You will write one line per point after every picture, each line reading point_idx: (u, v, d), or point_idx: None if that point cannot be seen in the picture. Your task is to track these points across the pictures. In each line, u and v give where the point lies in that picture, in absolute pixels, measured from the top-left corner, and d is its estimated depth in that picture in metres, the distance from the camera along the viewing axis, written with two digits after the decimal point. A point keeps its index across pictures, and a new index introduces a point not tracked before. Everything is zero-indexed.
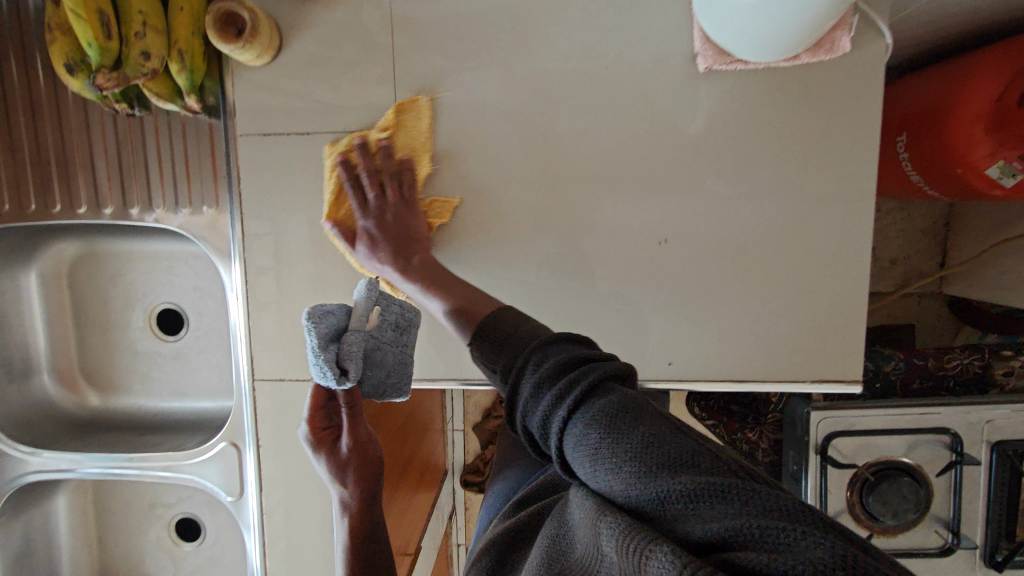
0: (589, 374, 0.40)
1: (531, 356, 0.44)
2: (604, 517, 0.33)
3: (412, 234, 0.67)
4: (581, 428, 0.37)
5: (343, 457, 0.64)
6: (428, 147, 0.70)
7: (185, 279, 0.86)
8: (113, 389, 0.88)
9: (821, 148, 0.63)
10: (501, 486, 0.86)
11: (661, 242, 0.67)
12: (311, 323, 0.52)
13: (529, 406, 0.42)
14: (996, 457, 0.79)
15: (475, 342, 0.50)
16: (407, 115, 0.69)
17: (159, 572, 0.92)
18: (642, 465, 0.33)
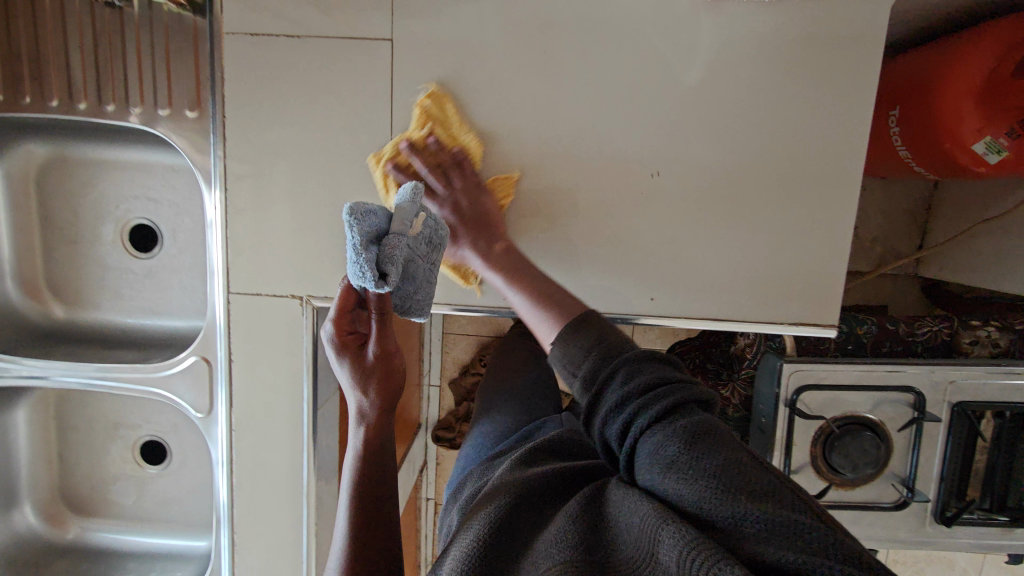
0: (673, 395, 0.44)
1: (619, 368, 0.47)
2: (667, 521, 0.37)
3: (489, 220, 0.67)
4: (663, 438, 0.42)
5: (369, 365, 0.63)
6: (467, 129, 0.68)
7: (161, 194, 0.83)
8: (80, 304, 0.85)
9: (816, 88, 0.64)
10: (484, 428, 0.96)
11: (653, 174, 0.67)
12: (353, 219, 0.52)
13: (609, 414, 0.46)
14: (955, 416, 0.82)
15: (564, 337, 0.52)
16: (438, 107, 0.67)
17: (120, 494, 0.91)
18: (721, 484, 0.37)
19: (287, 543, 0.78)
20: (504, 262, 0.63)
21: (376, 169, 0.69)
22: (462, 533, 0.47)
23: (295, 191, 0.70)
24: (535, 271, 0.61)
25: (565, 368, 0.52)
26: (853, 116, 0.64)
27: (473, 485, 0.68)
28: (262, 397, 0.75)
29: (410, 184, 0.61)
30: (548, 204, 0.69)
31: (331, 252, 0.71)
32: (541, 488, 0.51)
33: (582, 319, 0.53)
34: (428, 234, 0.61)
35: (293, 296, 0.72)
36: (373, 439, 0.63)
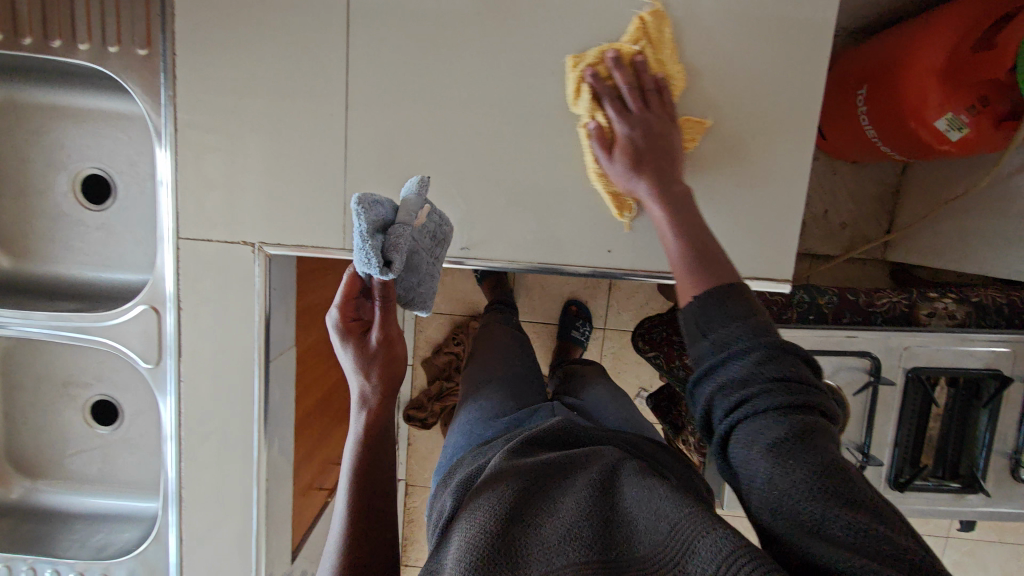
0: (795, 389, 0.43)
1: (750, 344, 0.45)
2: (709, 529, 0.40)
3: (670, 158, 0.62)
4: (764, 423, 0.42)
5: (371, 348, 0.61)
6: (681, 71, 0.65)
7: (115, 143, 0.80)
8: (29, 255, 0.83)
9: (772, 41, 0.64)
10: (469, 414, 0.94)
11: (612, 124, 0.67)
12: (360, 207, 0.49)
13: (719, 387, 0.46)
14: (909, 380, 0.84)
15: (714, 299, 0.49)
16: (654, 31, 0.64)
17: (68, 455, 0.88)
18: (815, 486, 0.38)
19: (238, 499, 0.76)
20: (680, 204, 0.58)
21: (571, 72, 0.66)
22: (468, 512, 0.48)
23: (247, 135, 0.68)
24: (706, 231, 0.56)
25: (696, 330, 0.50)
26: (809, 72, 0.65)
27: (464, 469, 0.67)
28: (211, 346, 0.73)
29: (415, 175, 0.57)
30: (506, 152, 0.68)
31: (285, 199, 0.70)
32: (548, 473, 0.52)
33: (734, 292, 0.49)
34: (433, 227, 0.59)
35: (244, 243, 0.70)
36: (374, 423, 0.62)
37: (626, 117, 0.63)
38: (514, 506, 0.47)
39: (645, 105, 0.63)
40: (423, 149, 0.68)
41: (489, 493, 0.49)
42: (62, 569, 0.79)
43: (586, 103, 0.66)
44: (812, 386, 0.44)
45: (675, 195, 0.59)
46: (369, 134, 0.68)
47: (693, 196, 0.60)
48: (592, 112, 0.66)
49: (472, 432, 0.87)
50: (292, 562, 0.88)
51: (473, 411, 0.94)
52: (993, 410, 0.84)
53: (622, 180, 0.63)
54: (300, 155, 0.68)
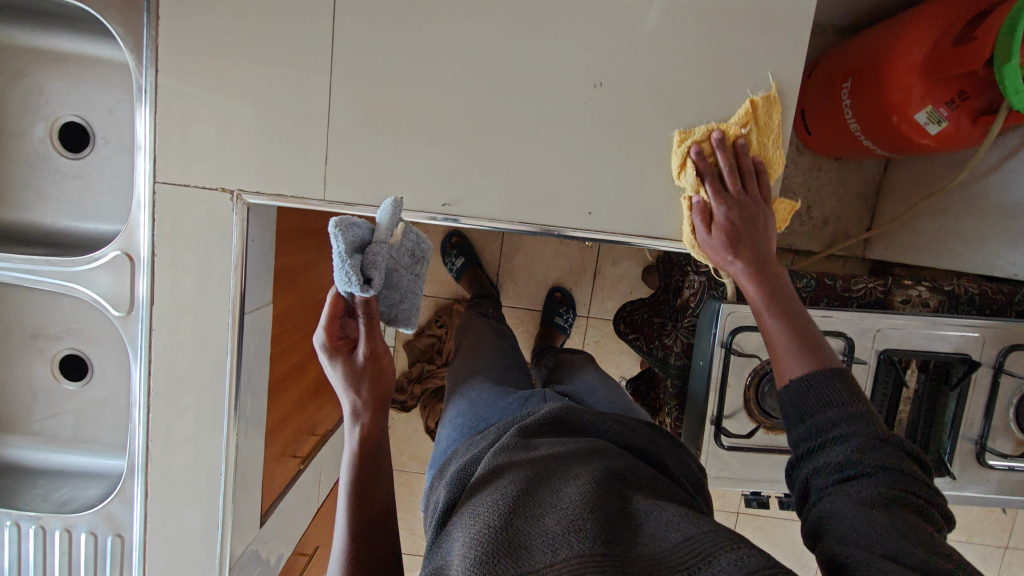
0: (892, 465, 0.46)
1: (850, 420, 0.50)
2: (729, 548, 0.44)
3: (762, 236, 0.66)
4: (864, 489, 0.46)
5: (359, 365, 0.65)
6: (779, 159, 0.70)
7: (96, 90, 0.79)
8: (2, 201, 0.81)
9: (755, 11, 0.66)
10: (459, 405, 0.94)
11: (596, 85, 0.67)
12: (339, 231, 0.53)
13: (818, 458, 0.50)
14: (882, 363, 0.85)
15: (814, 377, 0.54)
16: (766, 112, 0.68)
17: (32, 409, 0.86)
18: (896, 529, 0.41)
19: (205, 456, 0.75)
20: (776, 285, 0.62)
21: (676, 147, 0.68)
22: (471, 510, 0.53)
23: (227, 77, 0.66)
24: (801, 308, 0.61)
25: (793, 414, 0.54)
26: (791, 44, 0.66)
27: (456, 461, 0.69)
28: (183, 296, 0.71)
29: (391, 195, 0.61)
30: (491, 109, 0.68)
31: (264, 146, 0.68)
32: (549, 470, 0.57)
33: (834, 375, 0.53)
34: (409, 246, 0.64)
35: (223, 190, 0.69)
36: (370, 439, 0.65)
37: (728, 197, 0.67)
38: (517, 501, 0.52)
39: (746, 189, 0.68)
40: (408, 102, 0.67)
41: (491, 492, 0.54)
42: (22, 521, 0.77)
43: (689, 178, 0.68)
44: (917, 478, 0.47)
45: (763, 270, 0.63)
46: (353, 83, 0.67)
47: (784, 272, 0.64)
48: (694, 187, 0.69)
49: (463, 424, 0.86)
50: (259, 528, 0.86)
51: (460, 404, 0.93)
52: (960, 396, 0.86)
53: (717, 255, 0.67)
54: (280, 100, 0.67)
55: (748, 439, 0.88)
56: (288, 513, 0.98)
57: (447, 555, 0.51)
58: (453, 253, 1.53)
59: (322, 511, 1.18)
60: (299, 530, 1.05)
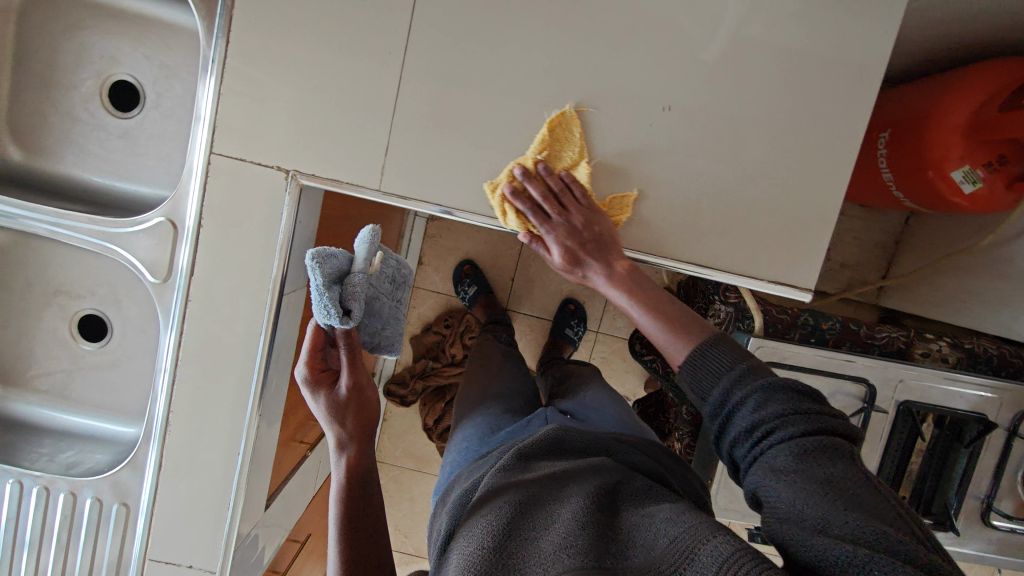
0: (803, 418, 0.46)
1: (753, 388, 0.49)
2: (706, 539, 0.44)
3: (609, 240, 0.67)
4: (781, 452, 0.45)
5: (342, 397, 0.68)
6: (585, 155, 0.70)
7: (153, 53, 0.78)
8: (45, 152, 0.80)
9: (826, 55, 0.68)
10: (467, 427, 0.94)
11: (664, 108, 0.69)
12: (316, 263, 0.59)
13: (733, 430, 0.50)
14: (900, 413, 0.86)
15: (695, 360, 0.54)
16: (558, 129, 0.69)
17: (44, 365, 0.84)
18: (821, 500, 0.42)
19: (224, 433, 0.73)
20: (631, 282, 0.64)
21: (492, 196, 0.70)
22: (466, 534, 0.53)
23: (299, 56, 0.65)
24: (661, 295, 0.63)
25: (699, 390, 0.53)
26: (857, 93, 0.68)
27: (460, 485, 0.69)
28: (225, 268, 0.70)
29: (367, 228, 0.67)
30: (561, 119, 0.69)
31: (327, 129, 0.67)
32: (544, 490, 0.57)
33: (710, 346, 0.54)
34: (388, 273, 0.71)
35: (279, 168, 0.68)
36: (356, 468, 0.68)
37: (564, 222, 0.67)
38: (508, 524, 0.52)
39: (572, 202, 0.68)
40: (478, 102, 0.68)
41: (486, 514, 0.54)
42: (25, 480, 0.75)
43: (515, 221, 0.70)
44: (819, 414, 0.47)
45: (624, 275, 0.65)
46: (427, 76, 0.67)
47: (633, 266, 0.66)
48: (525, 227, 0.70)
49: (469, 448, 0.87)
50: (264, 511, 0.84)
51: (469, 426, 0.94)
52: (974, 452, 0.87)
53: (576, 277, 0.69)
54: (351, 85, 0.66)
55: None
56: (289, 499, 0.97)
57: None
58: (464, 282, 1.52)
59: (316, 498, 1.17)
60: (295, 517, 1.04)
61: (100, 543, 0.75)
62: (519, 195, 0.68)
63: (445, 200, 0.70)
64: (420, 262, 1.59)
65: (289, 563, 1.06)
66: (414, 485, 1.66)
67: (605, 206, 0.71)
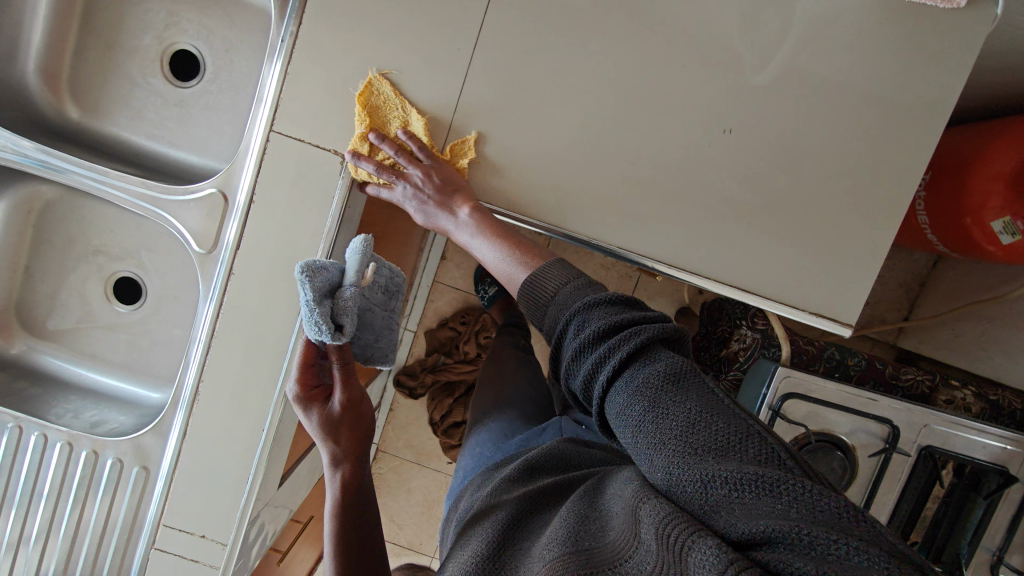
0: (631, 343, 0.44)
1: (576, 317, 0.48)
2: (643, 499, 0.39)
3: (453, 186, 0.68)
4: (623, 392, 0.43)
5: (336, 414, 0.68)
6: (408, 107, 0.68)
7: (218, 26, 0.79)
8: (100, 112, 0.80)
9: (893, 93, 0.68)
10: (483, 434, 0.95)
11: (725, 131, 0.69)
12: (306, 276, 0.58)
13: (573, 368, 0.48)
14: (922, 458, 0.86)
15: (529, 295, 0.55)
16: (372, 96, 0.67)
17: (78, 321, 0.85)
18: (684, 447, 0.38)
19: (250, 406, 0.74)
20: (479, 224, 0.66)
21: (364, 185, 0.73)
22: (461, 551, 0.54)
23: (370, 43, 0.66)
24: (506, 228, 0.66)
25: (540, 325, 0.53)
26: (920, 132, 0.68)
27: (467, 500, 0.68)
28: (272, 244, 0.71)
29: (359, 238, 0.66)
30: (369, 87, 0.67)
31: (389, 118, 0.68)
32: (538, 503, 0.56)
33: (547, 269, 0.55)
34: (382, 283, 0.70)
35: (335, 152, 0.69)
36: (352, 480, 0.67)
37: (407, 185, 0.68)
38: (497, 537, 0.52)
39: (407, 159, 0.67)
40: (541, 106, 0.68)
41: (476, 534, 0.54)
42: (49, 434, 0.75)
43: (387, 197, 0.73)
44: (643, 330, 0.45)
45: (473, 217, 0.66)
46: (493, 76, 0.68)
47: (474, 203, 0.67)
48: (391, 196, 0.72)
49: (483, 455, 0.87)
50: (278, 488, 0.85)
51: (485, 433, 0.94)
52: (989, 504, 0.86)
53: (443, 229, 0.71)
54: (418, 78, 0.67)
55: None
56: (298, 479, 0.97)
57: None
58: (486, 281, 1.52)
59: (321, 482, 1.17)
60: (300, 498, 1.04)
61: (116, 504, 0.75)
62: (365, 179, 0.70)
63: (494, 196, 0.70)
64: (443, 256, 1.59)
65: (290, 544, 1.06)
66: (413, 478, 1.66)
67: (448, 156, 0.70)
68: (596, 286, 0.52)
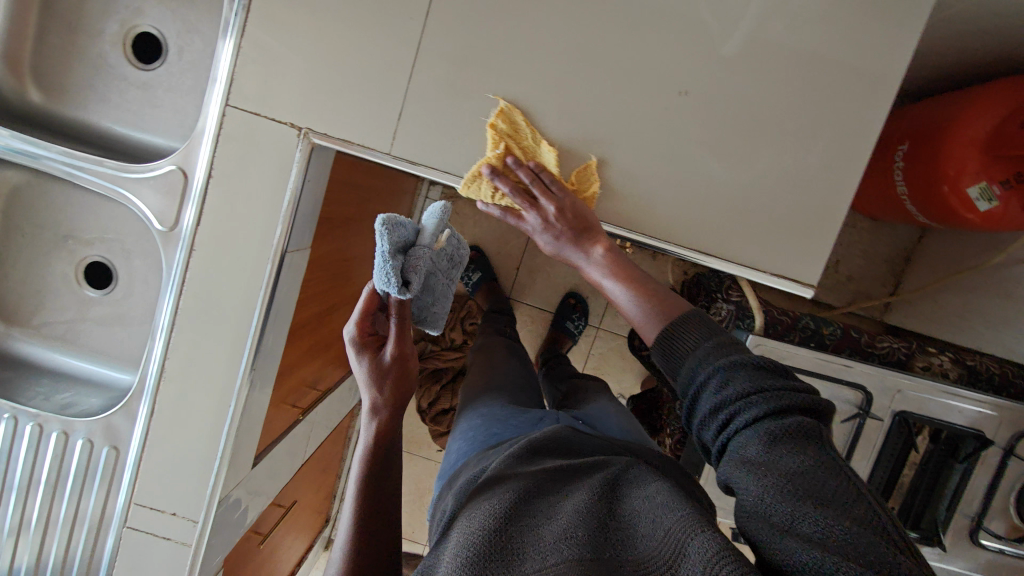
0: (769, 402, 0.44)
1: (716, 372, 0.48)
2: (694, 534, 0.43)
3: (587, 221, 0.66)
4: (749, 439, 0.44)
5: (385, 364, 0.68)
6: (540, 138, 0.69)
7: (178, 7, 0.78)
8: (63, 96, 0.81)
9: (848, 51, 0.67)
10: (467, 419, 0.87)
11: (680, 93, 0.68)
12: (385, 229, 0.59)
13: (703, 417, 0.49)
14: (896, 423, 0.85)
15: (666, 343, 0.54)
16: (503, 123, 0.68)
17: (48, 307, 0.85)
18: (791, 494, 0.40)
19: (221, 379, 0.75)
20: (614, 266, 0.64)
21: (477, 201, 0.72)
22: (468, 518, 0.54)
23: (322, 14, 0.66)
24: (640, 271, 0.63)
25: (672, 371, 0.53)
26: (878, 88, 0.68)
27: (468, 472, 0.66)
28: (234, 219, 0.71)
29: (440, 203, 0.69)
30: (499, 114, 0.68)
31: (344, 90, 0.68)
32: (547, 482, 0.57)
33: (689, 321, 0.54)
34: (449, 251, 0.73)
35: (291, 126, 0.69)
36: (385, 435, 0.67)
37: (540, 217, 0.68)
38: (508, 510, 0.52)
39: (542, 189, 0.67)
40: (495, 73, 0.68)
41: (488, 502, 0.54)
42: (20, 418, 0.75)
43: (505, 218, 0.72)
44: (786, 392, 0.45)
45: (608, 259, 0.64)
46: (446, 44, 0.67)
47: (608, 243, 0.65)
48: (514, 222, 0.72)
49: (474, 438, 0.78)
50: (251, 469, 0.85)
51: (469, 417, 0.86)
52: (966, 469, 0.85)
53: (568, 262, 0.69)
54: (371, 48, 0.67)
55: None
56: (277, 462, 0.97)
57: (436, 560, 0.53)
58: (470, 267, 1.52)
59: (304, 468, 1.17)
60: (281, 482, 1.04)
61: (89, 482, 0.76)
62: (490, 202, 0.71)
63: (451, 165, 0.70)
64: None
65: (272, 527, 1.06)
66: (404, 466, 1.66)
67: (573, 185, 0.70)
68: (737, 344, 0.52)
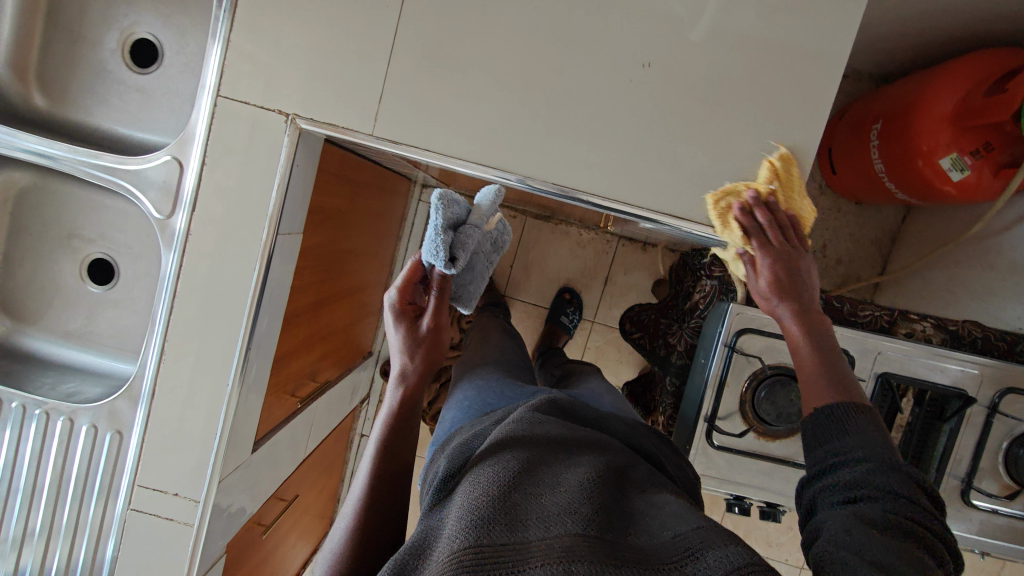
0: (900, 501, 0.49)
1: (862, 456, 0.53)
2: (717, 545, 0.45)
3: (812, 290, 0.70)
4: (869, 509, 0.48)
5: (421, 334, 0.72)
6: (804, 196, 0.74)
7: (172, 13, 0.83)
8: (65, 100, 0.85)
9: (802, 19, 0.71)
10: (464, 387, 0.89)
11: (644, 65, 0.72)
12: (440, 204, 0.63)
13: (831, 487, 0.53)
14: (878, 385, 0.87)
15: (833, 409, 0.59)
16: (787, 169, 0.73)
17: (55, 304, 0.89)
18: (889, 546, 0.43)
19: (215, 360, 0.78)
20: (823, 334, 0.67)
21: (713, 205, 0.74)
22: (472, 480, 0.54)
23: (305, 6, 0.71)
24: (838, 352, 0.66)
25: (816, 437, 0.59)
26: (832, 55, 0.72)
27: (462, 437, 0.68)
28: (228, 203, 0.75)
29: (494, 185, 0.71)
30: (782, 159, 0.73)
31: (327, 76, 0.72)
32: (549, 455, 0.58)
33: (854, 408, 0.58)
34: (495, 235, 0.76)
35: (279, 112, 0.73)
36: (411, 403, 0.70)
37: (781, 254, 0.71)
38: (513, 477, 0.53)
39: (796, 241, 0.72)
40: (468, 53, 0.72)
41: (491, 464, 0.55)
42: (28, 405, 0.79)
43: (734, 235, 0.74)
44: (919, 509, 0.49)
45: (818, 323, 0.68)
46: (420, 29, 0.71)
47: (828, 322, 0.69)
48: (737, 240, 0.74)
49: (468, 406, 0.80)
50: (250, 454, 0.87)
51: (465, 387, 0.88)
52: (954, 428, 0.87)
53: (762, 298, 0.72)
54: (350, 35, 0.71)
55: (739, 440, 0.88)
56: (276, 453, 0.98)
57: (436, 522, 0.52)
58: None
59: (305, 463, 1.19)
60: (281, 475, 1.05)
61: (95, 465, 0.79)
62: (748, 214, 0.73)
63: (431, 143, 0.74)
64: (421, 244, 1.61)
65: (274, 520, 1.07)
66: None
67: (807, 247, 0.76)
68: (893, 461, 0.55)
